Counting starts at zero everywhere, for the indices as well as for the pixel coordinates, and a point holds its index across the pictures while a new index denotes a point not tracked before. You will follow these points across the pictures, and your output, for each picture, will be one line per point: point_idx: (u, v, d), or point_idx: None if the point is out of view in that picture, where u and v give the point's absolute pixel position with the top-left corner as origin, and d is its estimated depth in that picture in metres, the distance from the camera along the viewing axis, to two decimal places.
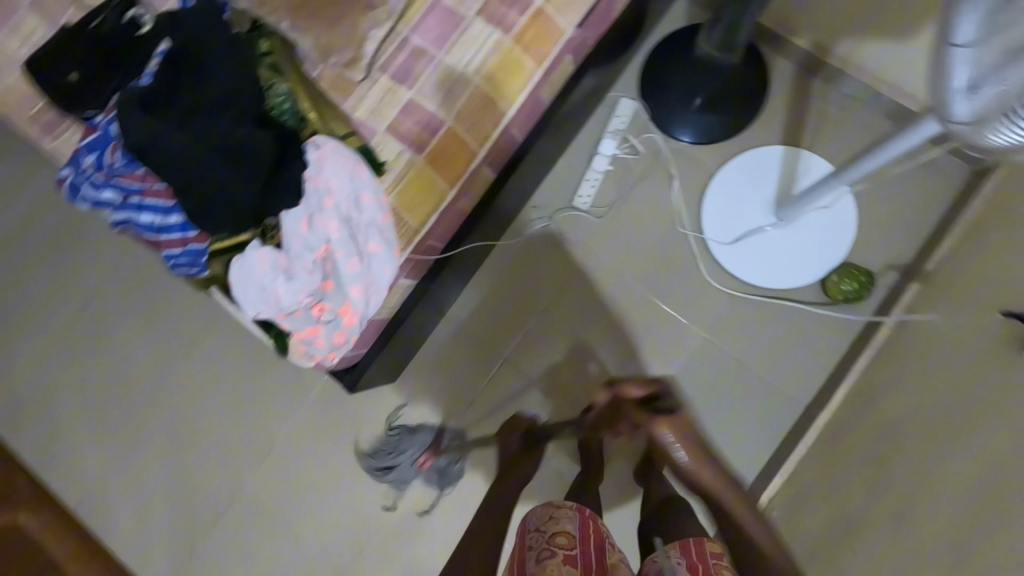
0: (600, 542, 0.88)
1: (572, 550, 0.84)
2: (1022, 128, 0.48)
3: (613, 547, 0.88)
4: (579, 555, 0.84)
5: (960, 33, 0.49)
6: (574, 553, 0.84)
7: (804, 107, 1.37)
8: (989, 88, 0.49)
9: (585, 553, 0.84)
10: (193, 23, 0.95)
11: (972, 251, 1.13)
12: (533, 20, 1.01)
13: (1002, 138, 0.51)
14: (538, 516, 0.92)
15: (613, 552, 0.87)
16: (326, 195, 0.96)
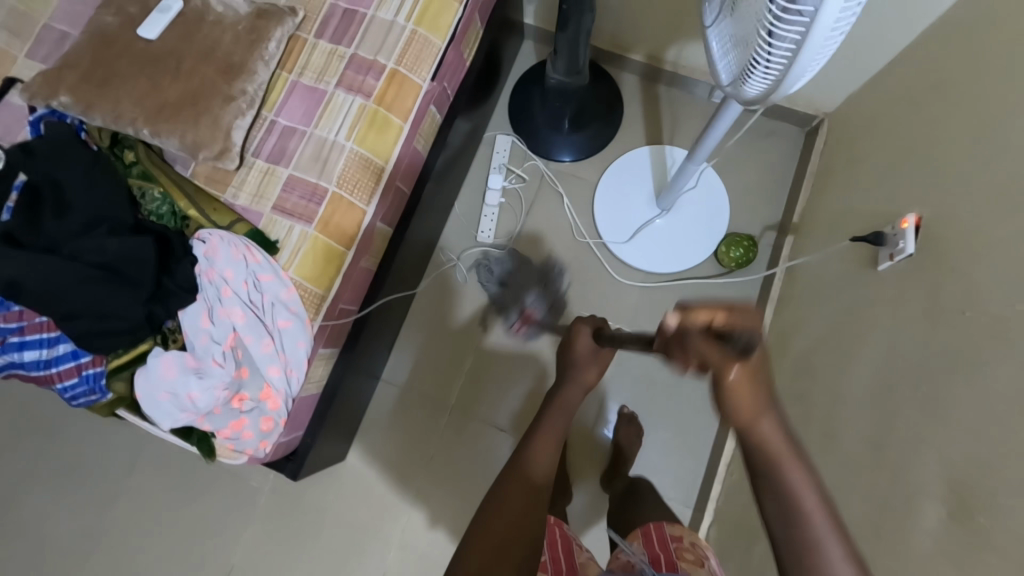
0: (568, 547, 0.88)
1: (540, 560, 0.84)
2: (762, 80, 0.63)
3: (580, 546, 0.90)
4: (548, 563, 0.84)
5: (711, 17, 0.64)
6: (541, 561, 0.85)
7: (657, 110, 1.53)
8: (734, 43, 0.64)
9: (554, 561, 0.85)
10: (46, 149, 0.94)
11: (823, 196, 1.30)
12: (390, 81, 1.07)
13: (754, 87, 0.66)
14: None
15: (581, 551, 0.89)
16: (222, 285, 0.96)
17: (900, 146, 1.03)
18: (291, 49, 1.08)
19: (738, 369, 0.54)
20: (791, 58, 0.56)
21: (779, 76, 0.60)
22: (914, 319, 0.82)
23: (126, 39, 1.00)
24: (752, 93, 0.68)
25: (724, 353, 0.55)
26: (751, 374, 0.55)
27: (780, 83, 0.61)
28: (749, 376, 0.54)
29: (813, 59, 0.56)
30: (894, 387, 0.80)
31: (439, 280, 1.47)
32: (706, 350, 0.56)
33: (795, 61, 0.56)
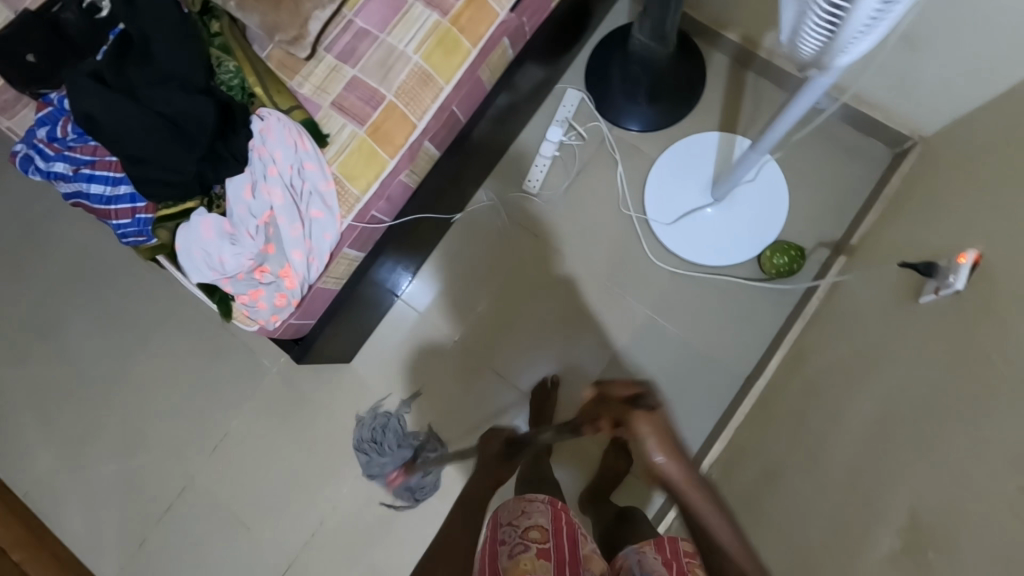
0: (572, 535, 0.84)
1: (545, 543, 0.80)
2: (812, 42, 0.67)
3: (584, 538, 0.87)
4: (553, 547, 0.79)
5: None
6: (547, 547, 0.79)
7: (739, 97, 1.45)
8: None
9: (558, 545, 0.80)
10: (142, 1, 0.99)
11: (890, 223, 1.21)
12: (469, 4, 1.07)
13: (805, 48, 0.69)
14: (509, 511, 0.87)
15: (584, 543, 0.85)
16: (269, 164, 1.01)
17: (985, 182, 0.95)
18: None
19: (645, 421, 0.61)
20: (838, 26, 0.60)
21: (830, 32, 0.62)
22: (938, 356, 0.77)
23: None
24: (804, 53, 0.71)
25: (633, 413, 0.62)
26: (657, 427, 0.62)
27: (827, 46, 0.64)
28: (658, 429, 0.61)
29: (857, 31, 0.59)
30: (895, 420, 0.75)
31: (477, 221, 1.49)
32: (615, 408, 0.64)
33: (846, 18, 0.58)
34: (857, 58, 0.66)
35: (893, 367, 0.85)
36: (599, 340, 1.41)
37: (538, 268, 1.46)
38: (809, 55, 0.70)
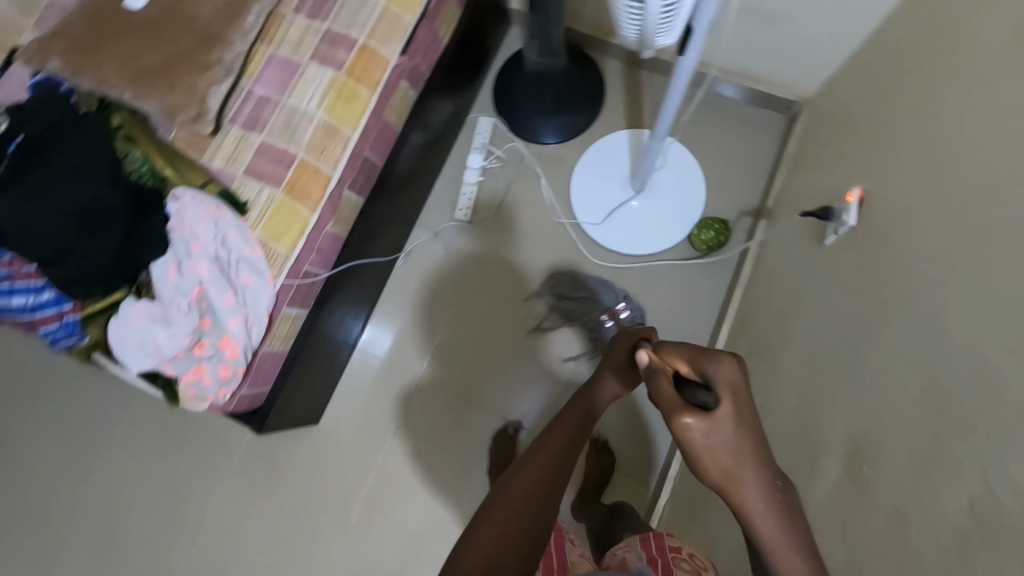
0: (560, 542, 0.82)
1: None
2: (631, 31, 0.80)
3: (572, 541, 0.84)
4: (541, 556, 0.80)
5: None
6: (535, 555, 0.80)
7: (639, 95, 1.54)
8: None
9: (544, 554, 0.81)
10: (36, 110, 1.01)
11: (795, 181, 1.29)
12: (359, 55, 1.12)
13: (628, 36, 0.83)
14: None
15: (573, 549, 0.83)
16: (191, 241, 1.02)
17: (861, 128, 1.03)
18: (270, 24, 1.14)
19: (694, 419, 0.48)
20: (642, 15, 0.73)
21: (642, 24, 0.76)
22: (849, 290, 0.82)
23: (115, 11, 1.06)
24: (629, 40, 0.84)
25: (678, 404, 0.49)
26: (712, 427, 0.48)
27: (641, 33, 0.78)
28: (712, 427, 0.48)
29: (657, 18, 0.73)
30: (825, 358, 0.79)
31: (421, 257, 1.51)
32: (665, 390, 0.51)
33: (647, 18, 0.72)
34: (673, 35, 0.82)
35: (815, 309, 0.90)
36: (558, 346, 1.44)
37: (486, 288, 1.48)
38: (632, 42, 0.83)
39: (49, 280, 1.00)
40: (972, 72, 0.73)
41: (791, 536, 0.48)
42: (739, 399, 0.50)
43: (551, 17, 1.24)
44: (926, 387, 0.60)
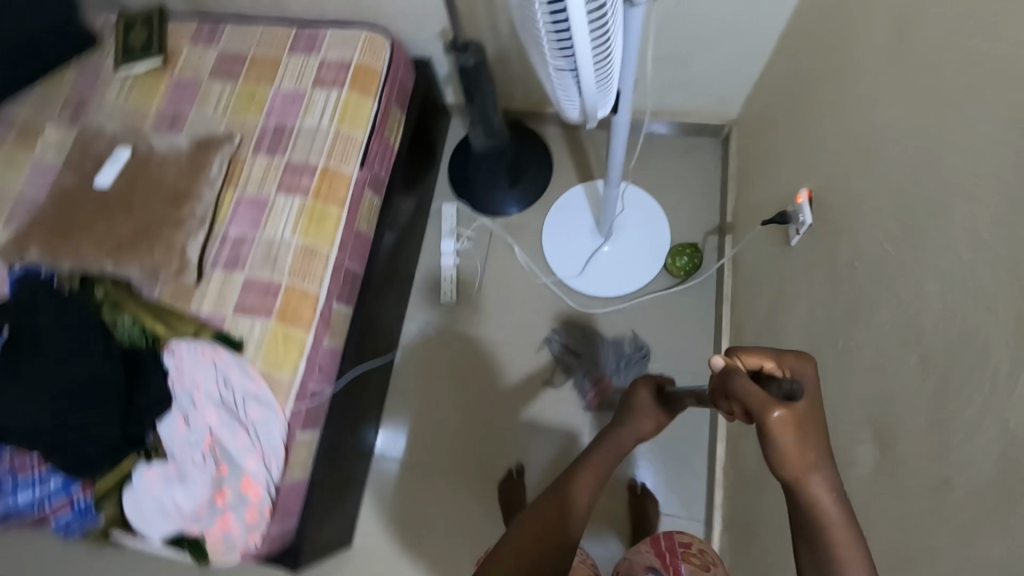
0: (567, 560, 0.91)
1: None
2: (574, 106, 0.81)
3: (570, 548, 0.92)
4: None
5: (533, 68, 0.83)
6: None
7: (583, 152, 1.65)
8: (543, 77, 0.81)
9: None
10: (22, 301, 1.03)
11: (746, 193, 1.38)
12: (323, 177, 1.19)
13: (573, 112, 0.84)
14: None
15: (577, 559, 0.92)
16: (195, 391, 1.03)
17: (790, 136, 1.12)
18: (232, 169, 1.21)
19: (784, 412, 0.47)
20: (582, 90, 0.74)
21: (581, 97, 0.78)
22: (827, 282, 0.87)
23: (85, 192, 1.12)
24: (575, 115, 0.85)
25: (767, 396, 0.48)
26: (797, 421, 0.47)
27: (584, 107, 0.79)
28: (797, 419, 0.47)
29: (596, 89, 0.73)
30: (831, 350, 0.83)
31: (417, 349, 1.53)
32: (746, 385, 0.50)
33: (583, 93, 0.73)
34: (612, 100, 0.84)
35: (803, 307, 0.94)
36: (573, 400, 1.43)
37: (487, 362, 1.50)
38: (578, 116, 0.84)
39: (53, 467, 0.98)
40: (868, 73, 0.83)
41: (849, 527, 0.47)
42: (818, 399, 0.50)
43: (488, 104, 1.36)
44: (922, 352, 0.63)
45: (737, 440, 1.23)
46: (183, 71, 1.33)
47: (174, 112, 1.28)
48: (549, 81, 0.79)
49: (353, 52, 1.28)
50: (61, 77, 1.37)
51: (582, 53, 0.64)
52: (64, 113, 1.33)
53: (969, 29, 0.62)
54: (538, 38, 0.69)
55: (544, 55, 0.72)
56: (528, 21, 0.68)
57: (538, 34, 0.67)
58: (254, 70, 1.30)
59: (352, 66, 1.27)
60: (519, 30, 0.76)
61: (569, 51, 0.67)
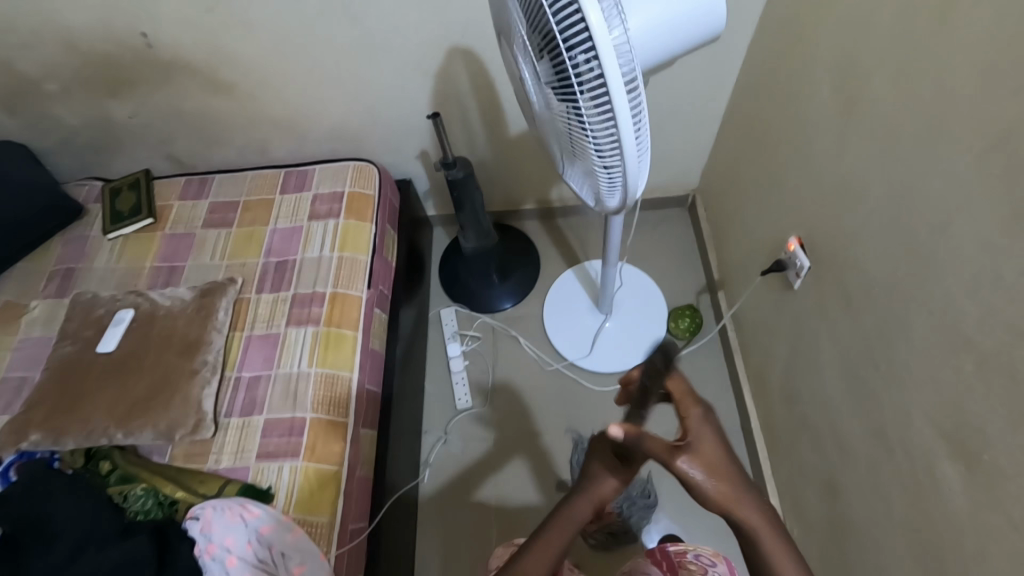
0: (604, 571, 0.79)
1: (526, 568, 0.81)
2: (612, 190, 0.71)
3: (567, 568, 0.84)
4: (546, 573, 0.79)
5: (558, 157, 0.80)
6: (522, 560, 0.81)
7: (565, 239, 1.75)
8: (579, 171, 0.76)
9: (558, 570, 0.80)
10: (19, 489, 0.91)
11: (727, 249, 1.48)
12: (333, 303, 1.19)
13: (611, 200, 0.74)
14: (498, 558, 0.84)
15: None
16: (227, 556, 0.91)
17: (759, 193, 1.24)
18: (238, 311, 1.19)
19: (688, 455, 0.54)
20: (622, 164, 0.65)
21: (620, 182, 0.69)
22: (847, 315, 0.93)
23: (86, 360, 1.07)
24: (614, 203, 0.75)
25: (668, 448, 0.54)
26: (699, 457, 0.54)
27: (625, 188, 0.69)
28: (701, 457, 0.54)
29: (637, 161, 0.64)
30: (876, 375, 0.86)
31: (439, 463, 1.46)
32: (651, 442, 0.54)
33: (626, 175, 0.65)
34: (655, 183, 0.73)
35: (827, 342, 0.99)
36: None
37: (512, 461, 1.44)
38: (619, 202, 0.74)
39: None
40: (824, 132, 0.95)
41: (772, 524, 0.54)
42: (707, 430, 0.55)
43: (477, 210, 1.44)
44: (977, 356, 0.68)
45: (791, 489, 1.21)
46: (174, 227, 1.35)
47: (170, 265, 1.28)
48: (585, 172, 0.73)
49: (344, 183, 1.35)
50: (45, 252, 1.35)
51: (622, 119, 0.58)
52: (49, 286, 1.30)
53: (914, 84, 0.74)
54: (572, 122, 0.64)
55: (575, 131, 0.65)
56: (560, 105, 0.64)
57: (572, 116, 0.63)
58: (248, 215, 1.34)
59: (346, 196, 1.33)
60: (547, 141, 0.78)
61: (608, 126, 0.61)
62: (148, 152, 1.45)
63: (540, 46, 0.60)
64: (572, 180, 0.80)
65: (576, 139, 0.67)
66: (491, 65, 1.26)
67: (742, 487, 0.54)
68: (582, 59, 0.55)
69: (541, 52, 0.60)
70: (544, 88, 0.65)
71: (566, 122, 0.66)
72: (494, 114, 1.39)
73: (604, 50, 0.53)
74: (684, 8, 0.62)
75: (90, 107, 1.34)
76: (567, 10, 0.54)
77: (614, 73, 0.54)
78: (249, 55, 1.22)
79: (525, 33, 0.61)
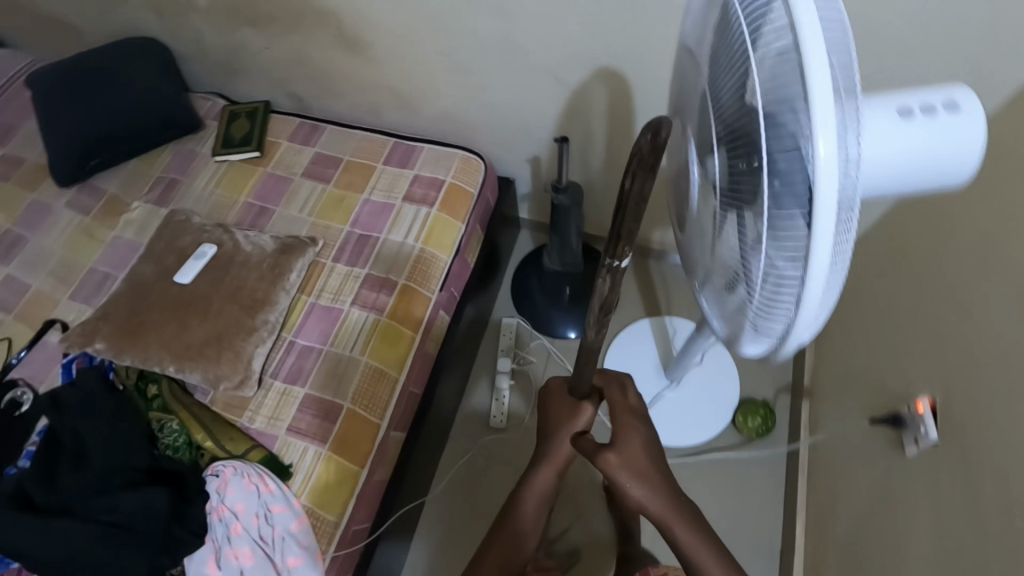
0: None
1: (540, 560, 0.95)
2: (764, 338, 0.56)
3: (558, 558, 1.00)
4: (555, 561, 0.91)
5: (699, 278, 0.69)
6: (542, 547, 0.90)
7: (652, 284, 1.62)
8: (720, 300, 0.63)
9: None
10: (74, 395, 0.97)
11: (827, 359, 1.31)
12: (400, 295, 1.15)
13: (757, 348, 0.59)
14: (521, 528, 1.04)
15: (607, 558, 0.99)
16: (232, 522, 0.93)
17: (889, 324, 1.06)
18: (311, 274, 1.18)
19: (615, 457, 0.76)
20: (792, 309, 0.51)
21: (781, 332, 0.54)
22: (965, 524, 0.77)
23: (162, 284, 1.09)
24: (759, 352, 0.60)
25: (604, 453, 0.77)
26: (626, 459, 0.76)
27: (785, 338, 0.53)
28: (627, 455, 0.77)
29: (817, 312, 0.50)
30: None
31: (455, 474, 1.39)
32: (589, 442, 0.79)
33: (794, 326, 0.51)
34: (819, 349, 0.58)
35: (929, 533, 0.84)
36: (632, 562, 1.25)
37: None
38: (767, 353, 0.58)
39: None
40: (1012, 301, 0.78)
41: (679, 509, 0.76)
42: (632, 435, 0.79)
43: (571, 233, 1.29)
44: None
45: None
46: (275, 167, 1.35)
47: (261, 206, 1.29)
48: (735, 306, 0.60)
49: (446, 172, 1.29)
50: (158, 157, 1.40)
51: (816, 254, 0.45)
52: (151, 191, 1.35)
53: None
54: (745, 242, 0.53)
55: (742, 251, 0.54)
56: (733, 218, 0.55)
57: (748, 232, 0.52)
58: (345, 176, 1.31)
59: (444, 185, 1.27)
60: (698, 257, 0.67)
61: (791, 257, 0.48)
62: (273, 86, 1.45)
63: (734, 151, 0.52)
64: (709, 309, 0.68)
65: (738, 261, 0.56)
66: (632, 98, 1.14)
67: (655, 479, 0.76)
68: (789, 169, 0.46)
69: (733, 157, 0.52)
70: (720, 197, 0.56)
71: (735, 241, 0.55)
72: (619, 146, 1.26)
73: (826, 159, 0.42)
74: (935, 147, 0.49)
75: (230, 30, 1.34)
76: (789, 111, 0.45)
77: (828, 191, 0.43)
78: (390, 21, 1.16)
79: (720, 134, 0.54)
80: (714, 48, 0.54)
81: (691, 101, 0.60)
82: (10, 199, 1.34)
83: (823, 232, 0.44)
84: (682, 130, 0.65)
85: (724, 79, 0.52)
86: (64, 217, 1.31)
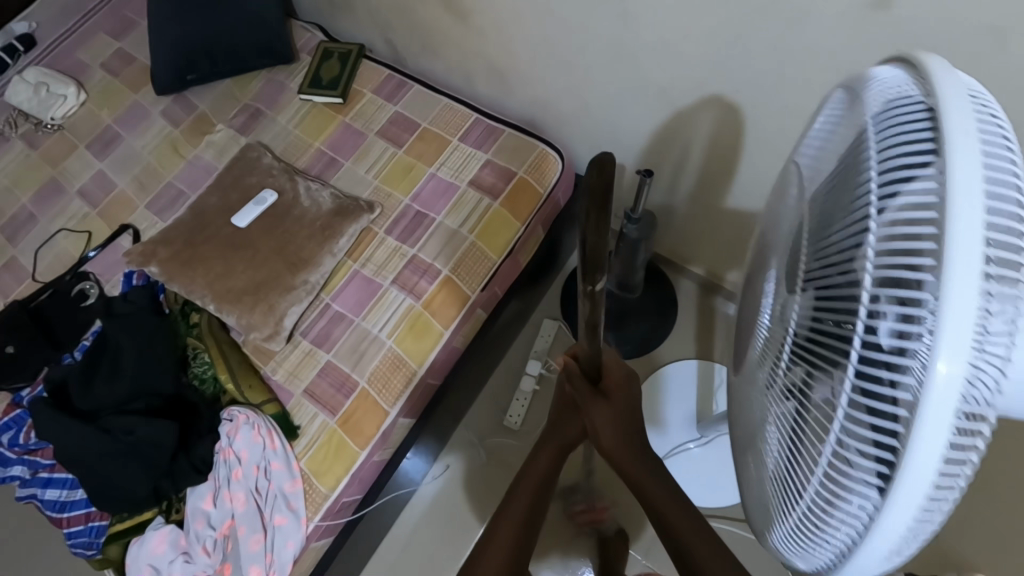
0: None
1: None
2: (810, 547, 0.43)
3: None
4: None
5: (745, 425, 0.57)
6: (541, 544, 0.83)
7: (712, 324, 1.49)
8: (761, 467, 0.51)
9: None
10: (127, 310, 1.05)
11: None
12: (440, 287, 1.12)
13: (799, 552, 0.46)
14: None
15: None
16: (234, 466, 0.98)
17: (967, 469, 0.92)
18: (361, 240, 1.16)
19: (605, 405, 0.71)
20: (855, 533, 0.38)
21: (837, 553, 0.41)
22: None
23: (222, 220, 1.12)
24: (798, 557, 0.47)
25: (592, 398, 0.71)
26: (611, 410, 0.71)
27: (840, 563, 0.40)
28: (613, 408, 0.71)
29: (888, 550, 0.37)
30: None
31: (457, 460, 1.39)
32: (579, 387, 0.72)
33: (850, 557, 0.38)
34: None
35: None
36: None
37: None
38: (811, 565, 0.45)
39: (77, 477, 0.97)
40: None
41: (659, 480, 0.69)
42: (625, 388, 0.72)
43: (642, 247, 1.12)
44: None
45: None
46: (354, 118, 1.31)
47: (332, 156, 1.27)
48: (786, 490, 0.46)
49: (519, 165, 1.21)
50: (249, 82, 1.40)
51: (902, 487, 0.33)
52: (236, 117, 1.36)
53: None
54: (816, 421, 0.41)
55: (801, 431, 0.43)
56: (802, 383, 0.44)
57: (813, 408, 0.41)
58: (418, 144, 1.26)
59: (514, 179, 1.19)
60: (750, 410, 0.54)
61: (876, 467, 0.35)
62: (371, 29, 1.40)
63: (824, 311, 0.41)
64: (749, 469, 0.56)
65: (790, 437, 0.45)
66: (740, 139, 1.00)
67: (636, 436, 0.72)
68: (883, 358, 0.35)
69: (822, 318, 0.42)
70: (793, 351, 0.45)
71: (795, 410, 0.44)
72: (713, 181, 1.13)
73: (944, 368, 0.30)
74: None
75: None
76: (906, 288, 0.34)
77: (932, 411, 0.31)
78: None
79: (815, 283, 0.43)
80: (831, 181, 0.44)
81: (789, 226, 0.50)
82: (115, 96, 1.40)
83: (915, 465, 0.32)
84: (773, 247, 0.55)
85: (837, 217, 0.42)
86: (157, 125, 1.37)
